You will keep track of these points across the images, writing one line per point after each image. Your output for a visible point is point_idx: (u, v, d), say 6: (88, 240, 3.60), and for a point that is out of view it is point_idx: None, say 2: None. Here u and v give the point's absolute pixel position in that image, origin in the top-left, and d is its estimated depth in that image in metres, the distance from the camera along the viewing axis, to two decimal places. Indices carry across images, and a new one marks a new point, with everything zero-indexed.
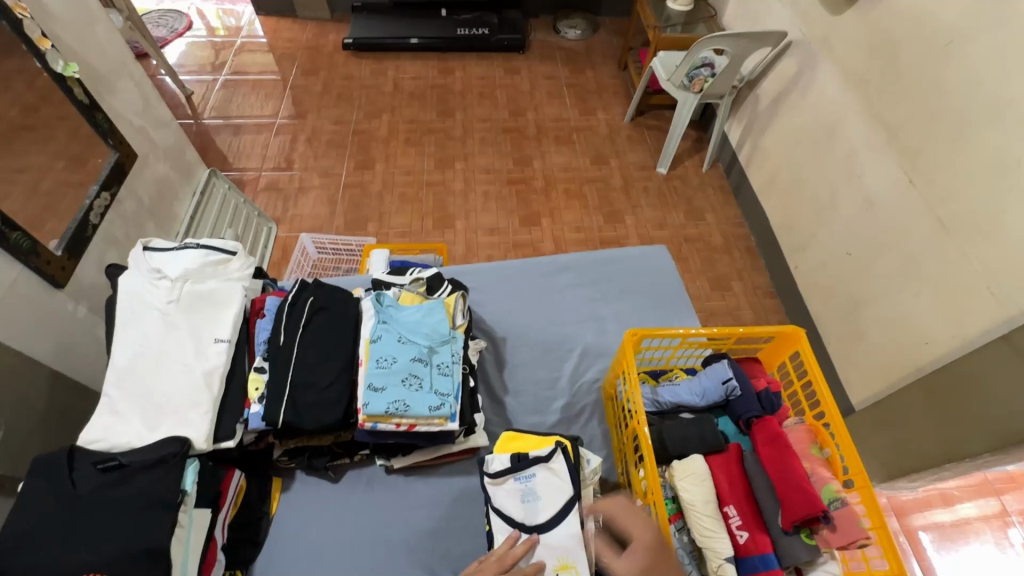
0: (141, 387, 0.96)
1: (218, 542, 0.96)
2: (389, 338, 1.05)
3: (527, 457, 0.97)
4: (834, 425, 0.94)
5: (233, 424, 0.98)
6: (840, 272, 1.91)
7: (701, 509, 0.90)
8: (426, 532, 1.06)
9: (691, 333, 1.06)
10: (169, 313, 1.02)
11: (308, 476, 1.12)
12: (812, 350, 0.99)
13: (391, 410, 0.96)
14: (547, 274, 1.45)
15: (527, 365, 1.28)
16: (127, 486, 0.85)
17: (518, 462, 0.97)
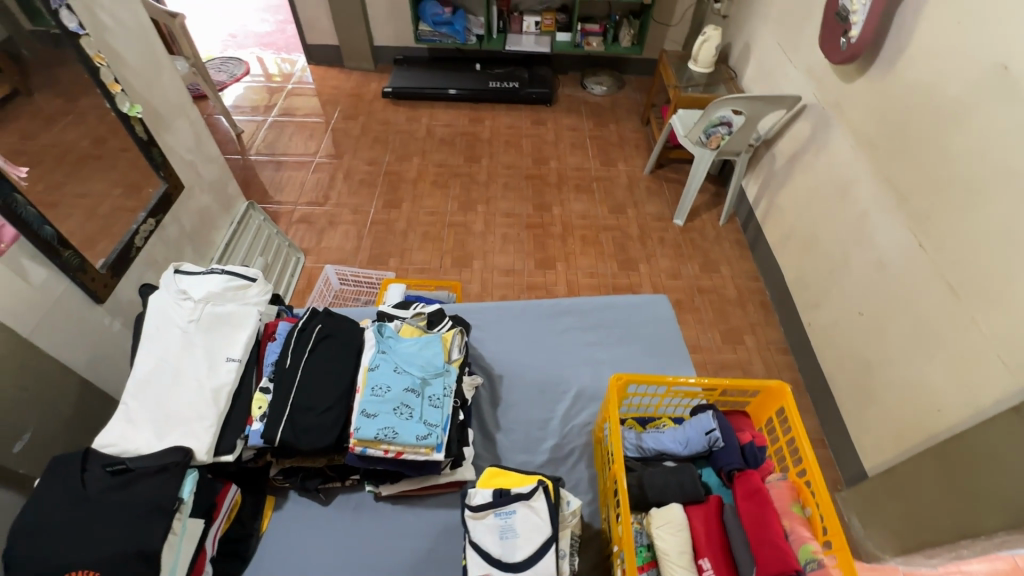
0: (155, 398, 1.04)
1: (208, 552, 1.00)
2: (386, 367, 1.11)
3: (510, 493, 1.00)
4: (816, 483, 0.94)
5: (234, 439, 1.05)
6: (853, 331, 1.89)
7: (674, 560, 0.89)
8: (407, 562, 1.08)
9: (677, 381, 1.08)
10: (189, 330, 1.11)
11: (301, 497, 1.16)
12: (796, 406, 1.00)
13: (380, 436, 1.02)
14: (548, 316, 1.50)
15: (521, 404, 1.32)
16: (131, 490, 0.91)
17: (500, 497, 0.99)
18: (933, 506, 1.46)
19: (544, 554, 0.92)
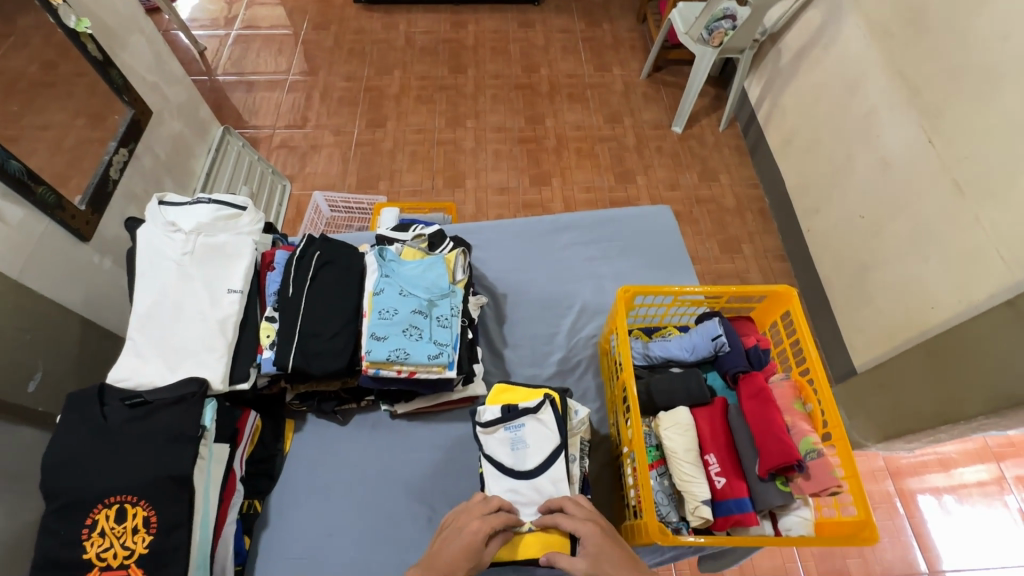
0: (160, 332, 1.03)
1: (237, 474, 1.05)
2: (391, 291, 1.10)
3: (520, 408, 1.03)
4: (818, 381, 0.97)
5: (247, 368, 1.05)
6: (851, 235, 1.88)
7: (682, 456, 0.94)
8: (427, 472, 1.14)
9: (684, 291, 1.08)
10: (184, 264, 1.08)
11: (319, 419, 1.20)
12: (802, 309, 1.01)
13: (392, 357, 1.03)
14: (549, 233, 1.47)
15: (526, 321, 1.33)
16: (152, 420, 0.93)
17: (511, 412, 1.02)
18: (917, 395, 1.54)
19: (554, 461, 0.97)
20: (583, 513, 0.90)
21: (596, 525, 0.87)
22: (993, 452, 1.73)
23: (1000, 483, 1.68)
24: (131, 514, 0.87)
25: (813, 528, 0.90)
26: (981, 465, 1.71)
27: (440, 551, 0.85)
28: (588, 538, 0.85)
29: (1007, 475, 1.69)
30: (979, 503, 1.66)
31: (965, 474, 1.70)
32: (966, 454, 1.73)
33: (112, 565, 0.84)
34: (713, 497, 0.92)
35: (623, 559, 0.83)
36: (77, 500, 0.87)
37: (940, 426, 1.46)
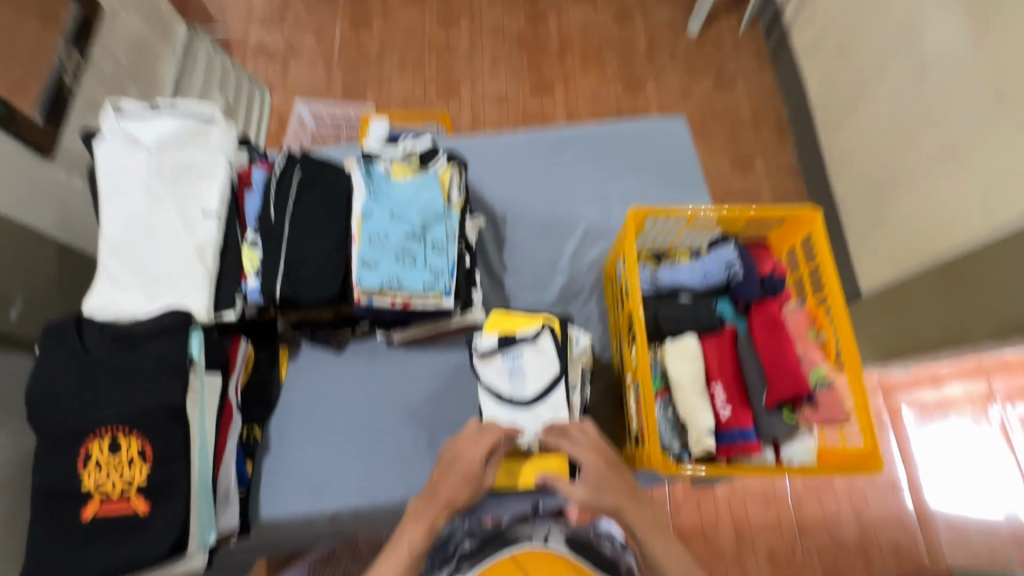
0: (135, 259, 0.96)
1: (233, 402, 1.03)
2: (381, 213, 1.02)
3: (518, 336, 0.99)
4: (834, 309, 0.92)
5: (232, 297, 1.00)
6: (874, 150, 1.73)
7: (688, 386, 0.91)
8: (426, 398, 1.13)
9: (698, 213, 1.00)
10: (151, 184, 0.99)
11: (313, 347, 1.16)
12: (826, 232, 0.93)
13: (386, 286, 0.97)
14: (552, 148, 1.35)
15: (527, 245, 1.25)
16: (136, 353, 0.89)
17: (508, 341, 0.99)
18: (923, 319, 1.51)
19: (552, 390, 0.95)
20: (587, 441, 0.89)
21: (599, 456, 0.87)
22: (986, 370, 1.69)
23: (987, 399, 1.68)
24: (125, 447, 0.85)
25: (816, 456, 0.90)
26: (969, 383, 1.71)
27: (441, 485, 0.87)
28: (589, 470, 0.86)
29: (996, 391, 1.67)
30: (964, 416, 1.69)
31: (950, 390, 1.72)
32: (956, 373, 1.71)
33: (112, 495, 0.84)
34: (717, 427, 0.91)
35: (622, 489, 0.86)
36: (69, 432, 0.85)
37: (943, 347, 1.47)
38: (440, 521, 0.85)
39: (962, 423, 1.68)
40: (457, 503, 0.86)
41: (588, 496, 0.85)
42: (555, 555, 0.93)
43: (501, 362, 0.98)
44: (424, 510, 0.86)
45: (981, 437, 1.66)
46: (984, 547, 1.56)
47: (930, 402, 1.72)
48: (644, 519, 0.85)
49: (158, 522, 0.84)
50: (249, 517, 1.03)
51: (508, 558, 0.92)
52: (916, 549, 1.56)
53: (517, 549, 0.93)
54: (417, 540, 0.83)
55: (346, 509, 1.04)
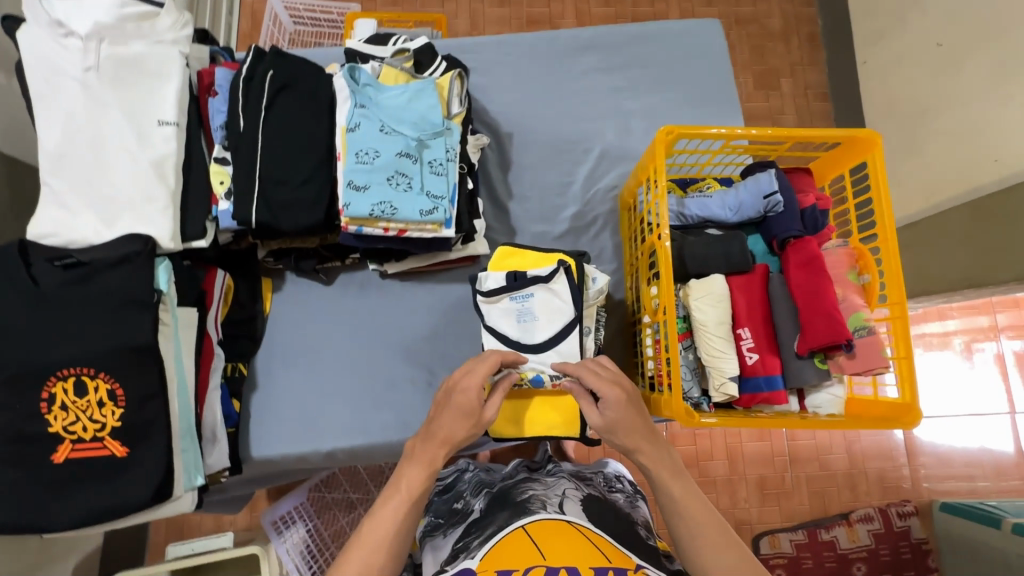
0: (82, 177, 0.82)
1: (213, 337, 0.94)
2: (370, 126, 0.87)
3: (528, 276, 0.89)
4: (883, 248, 0.82)
5: (202, 223, 0.87)
6: (919, 65, 1.49)
7: (712, 330, 0.83)
8: (424, 335, 1.04)
9: (736, 134, 0.84)
10: (91, 85, 0.83)
11: (300, 278, 1.06)
12: (885, 162, 0.81)
13: (377, 213, 0.84)
14: (565, 54, 1.17)
15: (535, 168, 1.12)
16: (94, 284, 0.79)
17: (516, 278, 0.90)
18: (948, 258, 1.37)
19: (564, 336, 0.86)
20: (610, 374, 0.78)
21: (623, 391, 0.76)
22: (992, 306, 1.72)
23: (990, 332, 1.70)
24: (92, 388, 0.77)
25: (844, 406, 0.84)
26: (975, 318, 1.71)
27: (437, 421, 0.78)
28: (611, 403, 0.75)
29: (998, 325, 1.69)
30: (966, 349, 1.68)
31: (952, 324, 1.68)
32: (967, 309, 1.70)
33: (85, 438, 0.77)
34: (741, 373, 0.84)
35: (641, 429, 0.76)
36: (27, 372, 0.76)
37: (963, 290, 1.32)
38: (439, 461, 0.77)
39: (963, 357, 1.67)
40: (457, 440, 0.78)
41: (603, 428, 0.78)
42: (572, 525, 0.72)
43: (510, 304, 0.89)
44: (421, 450, 0.78)
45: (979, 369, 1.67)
46: (965, 476, 1.59)
47: (934, 335, 1.68)
48: (660, 462, 0.78)
49: (138, 463, 0.78)
50: (239, 456, 0.98)
51: (517, 528, 0.71)
52: (898, 473, 1.58)
53: (529, 517, 0.73)
54: (415, 483, 0.76)
55: (342, 448, 0.99)
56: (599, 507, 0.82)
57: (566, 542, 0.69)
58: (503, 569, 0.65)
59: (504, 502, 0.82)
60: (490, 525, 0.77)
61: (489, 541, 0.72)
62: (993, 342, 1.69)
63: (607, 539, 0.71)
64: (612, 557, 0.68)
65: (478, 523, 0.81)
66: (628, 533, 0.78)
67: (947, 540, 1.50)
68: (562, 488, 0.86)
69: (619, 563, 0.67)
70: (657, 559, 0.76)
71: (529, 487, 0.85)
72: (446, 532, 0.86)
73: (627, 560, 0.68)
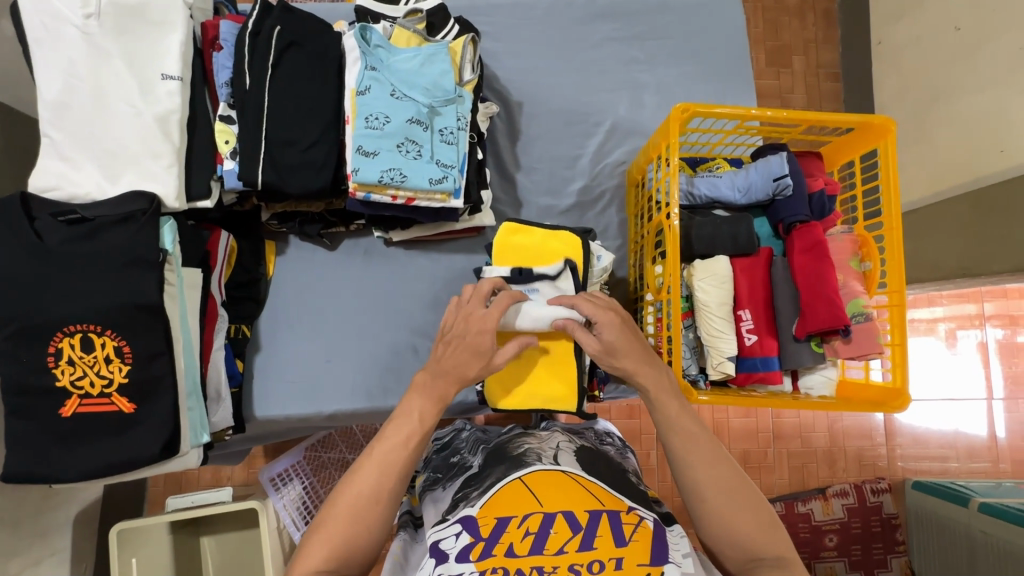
0: (84, 129, 0.80)
1: (216, 298, 0.94)
2: (381, 90, 0.85)
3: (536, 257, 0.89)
4: (888, 237, 0.83)
5: (207, 182, 0.86)
6: (935, 50, 1.46)
7: (714, 311, 0.84)
8: (427, 303, 1.05)
9: (753, 115, 0.84)
10: (93, 33, 0.80)
11: (303, 243, 1.05)
12: (897, 151, 0.82)
13: (386, 180, 0.83)
14: (580, 22, 1.13)
15: (545, 140, 1.11)
16: (99, 241, 0.78)
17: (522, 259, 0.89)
18: (946, 248, 1.38)
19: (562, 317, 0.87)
20: (603, 304, 0.80)
21: (617, 317, 0.78)
22: (982, 295, 1.74)
23: (976, 319, 1.73)
24: (99, 345, 0.77)
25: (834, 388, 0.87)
26: (964, 305, 1.73)
27: (447, 359, 0.76)
28: (605, 327, 0.76)
29: (985, 313, 1.73)
30: (949, 336, 1.72)
31: (939, 310, 1.71)
32: (956, 297, 1.72)
33: (92, 393, 0.78)
34: (738, 353, 0.86)
35: (640, 349, 0.76)
36: (33, 327, 0.76)
37: (957, 279, 1.35)
38: (450, 396, 0.75)
39: (946, 343, 1.71)
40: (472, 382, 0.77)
41: (603, 351, 0.77)
42: (567, 474, 0.72)
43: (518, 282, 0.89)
44: (432, 385, 0.75)
45: (961, 355, 1.71)
46: (938, 457, 1.66)
47: (921, 320, 1.72)
48: (660, 382, 0.74)
49: (145, 420, 0.80)
50: (243, 415, 0.99)
51: (513, 480, 0.71)
52: (876, 452, 1.65)
53: (525, 470, 0.72)
54: (429, 413, 0.74)
55: (344, 410, 1.01)
56: (592, 458, 0.84)
57: (565, 491, 0.69)
58: (503, 516, 0.66)
59: (500, 456, 0.83)
60: (488, 477, 0.77)
61: (486, 492, 0.72)
62: (978, 330, 1.72)
63: (601, 485, 0.71)
64: (606, 501, 0.68)
65: (477, 475, 0.81)
66: (620, 482, 0.78)
67: (916, 514, 1.58)
68: (556, 441, 0.87)
69: (614, 507, 0.68)
70: (646, 501, 0.76)
71: (523, 441, 0.87)
72: (444, 484, 0.87)
73: (620, 503, 0.69)
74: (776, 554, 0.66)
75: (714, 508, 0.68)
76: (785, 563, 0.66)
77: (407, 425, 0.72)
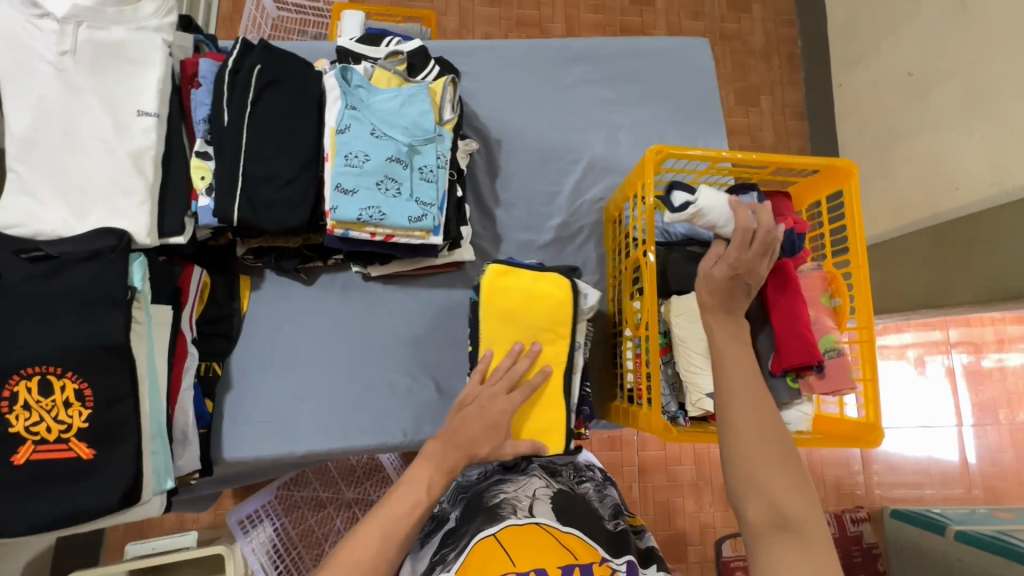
0: (51, 164, 0.78)
1: (188, 335, 0.91)
2: (360, 129, 0.86)
3: (526, 303, 0.86)
4: (856, 274, 0.86)
5: (181, 218, 0.85)
6: (892, 94, 1.55)
7: (691, 346, 0.85)
8: (406, 339, 1.04)
9: (722, 157, 0.87)
10: (67, 69, 0.79)
11: (279, 278, 1.03)
12: (860, 192, 0.85)
13: (364, 217, 0.83)
14: (557, 64, 1.17)
15: (524, 176, 1.12)
16: (63, 280, 0.76)
17: (512, 303, 0.86)
18: (911, 279, 1.44)
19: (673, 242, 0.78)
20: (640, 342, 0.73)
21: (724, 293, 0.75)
22: (946, 322, 1.80)
23: (942, 346, 1.78)
24: (57, 388, 0.74)
25: (811, 423, 0.87)
26: (929, 332, 1.79)
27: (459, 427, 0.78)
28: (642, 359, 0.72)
29: (949, 339, 1.78)
30: (918, 364, 1.77)
31: (907, 337, 1.77)
32: (922, 325, 1.78)
33: (47, 439, 0.74)
34: None
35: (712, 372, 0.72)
36: None
37: (922, 310, 1.40)
38: (459, 468, 0.77)
39: (915, 371, 1.76)
40: (480, 453, 0.78)
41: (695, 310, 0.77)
42: (540, 527, 0.75)
43: (506, 346, 0.86)
44: (440, 454, 0.76)
45: (929, 382, 1.76)
46: (913, 483, 1.68)
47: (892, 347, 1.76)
48: None
49: (106, 465, 0.76)
50: (209, 457, 0.95)
51: (487, 536, 0.74)
52: (854, 480, 1.66)
53: (499, 525, 0.75)
54: (438, 484, 0.74)
55: (319, 451, 0.97)
56: (568, 502, 0.85)
57: (538, 544, 0.72)
58: None
59: (476, 508, 0.83)
60: (464, 533, 0.78)
61: (462, 552, 0.74)
62: (944, 356, 1.78)
63: (574, 536, 0.75)
64: (579, 555, 0.72)
65: (454, 531, 0.81)
66: (595, 529, 0.81)
67: (896, 543, 1.58)
68: (532, 487, 0.86)
69: (587, 560, 0.72)
70: (620, 543, 0.81)
71: (499, 489, 0.85)
72: (424, 542, 0.86)
73: (594, 555, 0.73)
74: (801, 517, 0.60)
75: (751, 450, 0.64)
76: (804, 529, 0.59)
77: (414, 493, 0.72)
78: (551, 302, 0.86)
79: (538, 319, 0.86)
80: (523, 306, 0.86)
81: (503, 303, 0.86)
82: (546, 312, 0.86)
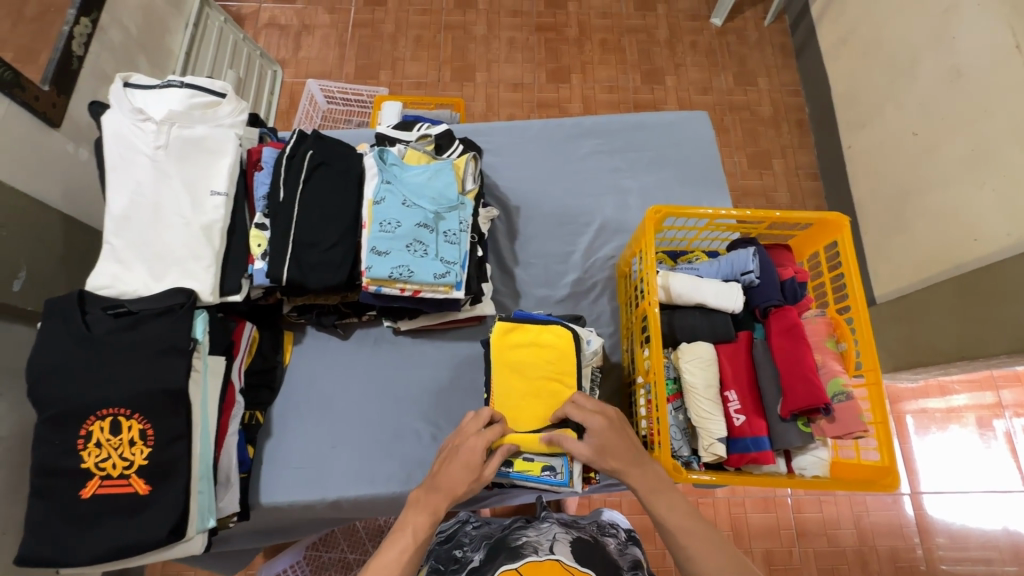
0: (139, 236, 0.94)
1: (235, 385, 1.01)
2: (393, 200, 0.99)
3: (531, 355, 0.93)
4: (858, 321, 0.89)
5: (239, 279, 0.98)
6: (897, 154, 1.61)
7: (701, 392, 0.88)
8: (431, 390, 1.11)
9: (720, 214, 0.95)
10: (159, 159, 0.96)
11: (319, 332, 1.15)
12: (853, 242, 0.91)
13: (395, 275, 0.94)
14: (568, 139, 1.31)
15: (540, 237, 1.23)
16: (138, 332, 0.88)
17: (520, 357, 0.93)
18: (939, 330, 1.41)
19: (683, 295, 0.94)
20: (594, 405, 0.84)
21: (605, 417, 0.82)
22: (995, 382, 1.67)
23: (995, 409, 1.64)
24: (126, 427, 0.84)
25: (828, 468, 0.88)
26: (979, 393, 1.66)
27: (442, 472, 0.81)
28: (594, 430, 0.80)
29: (1005, 403, 1.64)
30: (970, 427, 1.63)
31: (957, 399, 1.65)
32: (971, 383, 1.67)
33: (112, 475, 0.83)
34: (729, 434, 0.89)
35: (626, 449, 0.79)
36: (70, 411, 0.84)
37: (956, 361, 1.37)
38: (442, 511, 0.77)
39: (966, 434, 1.62)
40: (460, 493, 0.79)
41: (593, 454, 0.81)
42: (561, 564, 0.79)
43: (518, 395, 0.91)
44: (426, 498, 0.79)
45: (986, 450, 1.61)
46: (982, 560, 1.51)
47: (938, 411, 1.65)
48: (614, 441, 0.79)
49: (158, 501, 0.84)
50: (248, 501, 1.01)
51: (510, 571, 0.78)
52: (912, 553, 1.52)
53: (522, 559, 0.80)
54: (421, 527, 0.76)
55: (347, 498, 1.02)
56: (588, 548, 0.86)
57: None
58: None
59: (500, 548, 0.88)
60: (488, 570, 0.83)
61: None
62: (1002, 420, 1.63)
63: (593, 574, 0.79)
64: None
65: (477, 568, 0.88)
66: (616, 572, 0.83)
67: None
68: (553, 531, 0.91)
69: None
70: None
71: (522, 533, 0.90)
72: None
73: None
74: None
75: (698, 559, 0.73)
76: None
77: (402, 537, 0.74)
78: (553, 352, 0.93)
79: (541, 369, 0.92)
80: (530, 356, 0.93)
81: (512, 356, 0.94)
82: (550, 362, 0.92)
